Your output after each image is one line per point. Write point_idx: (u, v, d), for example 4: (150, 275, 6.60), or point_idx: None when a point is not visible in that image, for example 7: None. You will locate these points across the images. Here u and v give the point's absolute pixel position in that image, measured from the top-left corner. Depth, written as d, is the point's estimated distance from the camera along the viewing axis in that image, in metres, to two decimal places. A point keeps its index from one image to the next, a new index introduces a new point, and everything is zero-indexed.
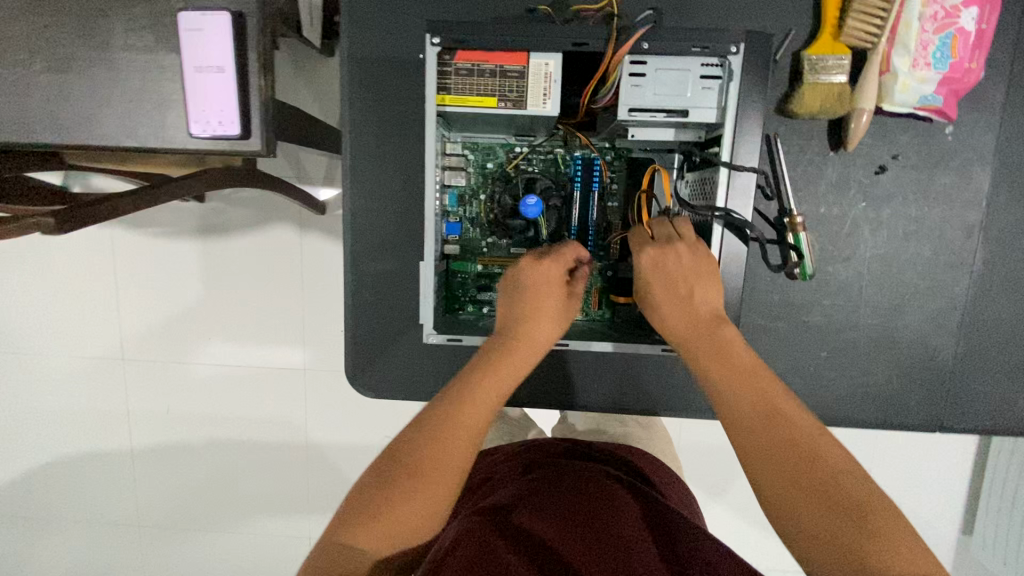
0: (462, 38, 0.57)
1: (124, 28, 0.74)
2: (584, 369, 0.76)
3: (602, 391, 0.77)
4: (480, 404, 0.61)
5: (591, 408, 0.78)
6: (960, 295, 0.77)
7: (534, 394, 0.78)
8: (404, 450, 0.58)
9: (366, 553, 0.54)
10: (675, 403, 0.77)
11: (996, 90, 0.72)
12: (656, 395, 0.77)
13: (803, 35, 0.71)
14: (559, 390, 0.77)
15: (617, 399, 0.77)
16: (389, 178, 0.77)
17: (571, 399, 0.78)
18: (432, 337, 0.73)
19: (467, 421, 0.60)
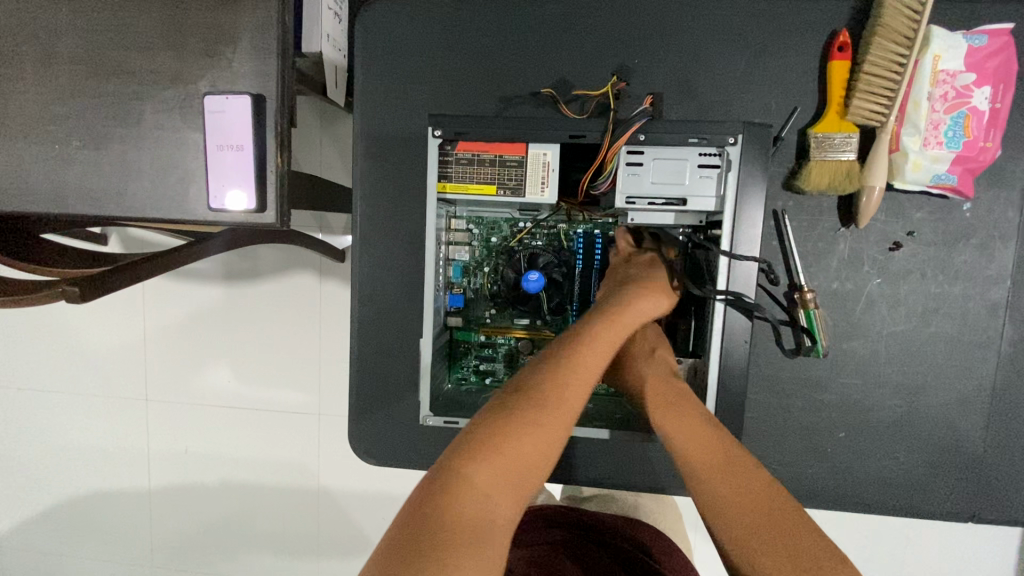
0: (462, 131, 0.59)
1: (155, 109, 0.79)
2: (591, 448, 0.75)
3: (607, 469, 0.75)
4: (592, 355, 0.63)
5: (595, 484, 0.76)
6: (986, 376, 0.73)
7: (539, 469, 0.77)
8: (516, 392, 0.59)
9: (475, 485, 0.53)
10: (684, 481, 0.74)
11: (1018, 166, 0.70)
12: (664, 473, 0.74)
13: (809, 111, 0.70)
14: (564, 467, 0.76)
15: (622, 476, 0.75)
16: (396, 249, 0.78)
17: (577, 474, 0.76)
18: (430, 420, 0.72)
19: (581, 368, 0.61)
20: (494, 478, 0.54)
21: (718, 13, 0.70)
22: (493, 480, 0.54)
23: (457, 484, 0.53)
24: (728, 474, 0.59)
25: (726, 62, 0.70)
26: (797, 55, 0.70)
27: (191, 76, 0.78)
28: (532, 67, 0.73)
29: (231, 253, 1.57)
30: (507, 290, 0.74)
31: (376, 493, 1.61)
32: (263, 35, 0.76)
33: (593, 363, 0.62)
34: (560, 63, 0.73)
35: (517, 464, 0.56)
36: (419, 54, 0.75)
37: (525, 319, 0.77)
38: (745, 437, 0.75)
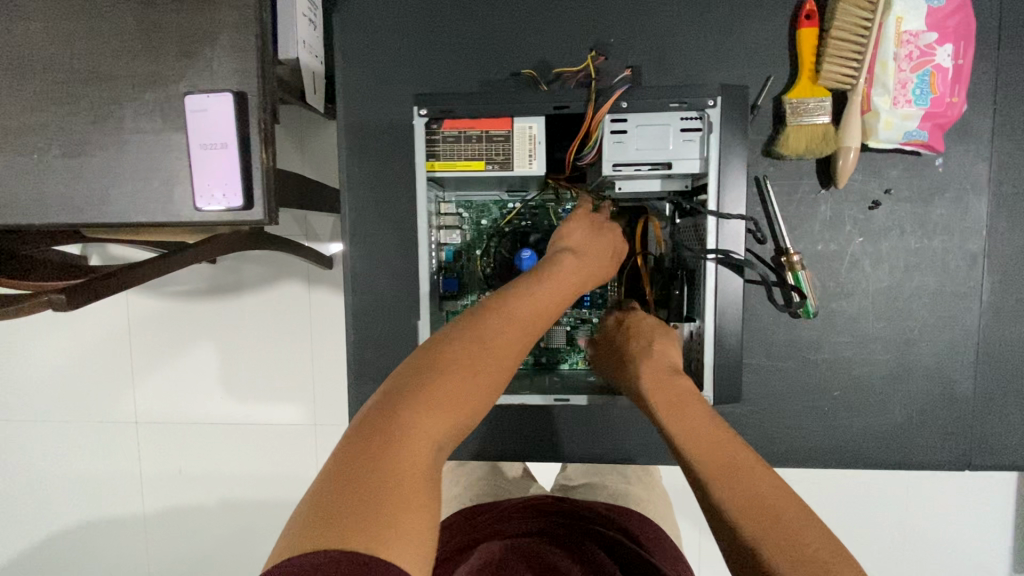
0: (448, 108, 0.59)
1: (135, 112, 0.78)
2: (568, 424, 0.81)
3: (584, 442, 0.81)
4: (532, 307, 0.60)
5: (575, 455, 0.81)
6: (971, 325, 0.75)
7: (520, 444, 0.82)
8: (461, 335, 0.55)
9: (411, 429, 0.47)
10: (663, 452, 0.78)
11: (984, 120, 0.72)
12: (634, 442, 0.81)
13: (782, 79, 0.73)
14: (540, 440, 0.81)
15: (598, 448, 0.81)
16: (386, 238, 0.78)
17: (561, 447, 0.81)
18: None
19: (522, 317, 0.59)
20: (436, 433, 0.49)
21: None
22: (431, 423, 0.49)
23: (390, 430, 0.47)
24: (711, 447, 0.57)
25: (699, 35, 0.72)
26: (767, 25, 0.72)
27: (170, 77, 0.77)
28: (512, 49, 0.74)
29: (215, 267, 1.55)
30: (501, 270, 0.74)
31: None
32: (242, 34, 0.76)
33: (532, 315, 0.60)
34: (539, 44, 0.74)
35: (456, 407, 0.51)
36: (397, 43, 0.76)
37: None
38: (743, 402, 0.77)
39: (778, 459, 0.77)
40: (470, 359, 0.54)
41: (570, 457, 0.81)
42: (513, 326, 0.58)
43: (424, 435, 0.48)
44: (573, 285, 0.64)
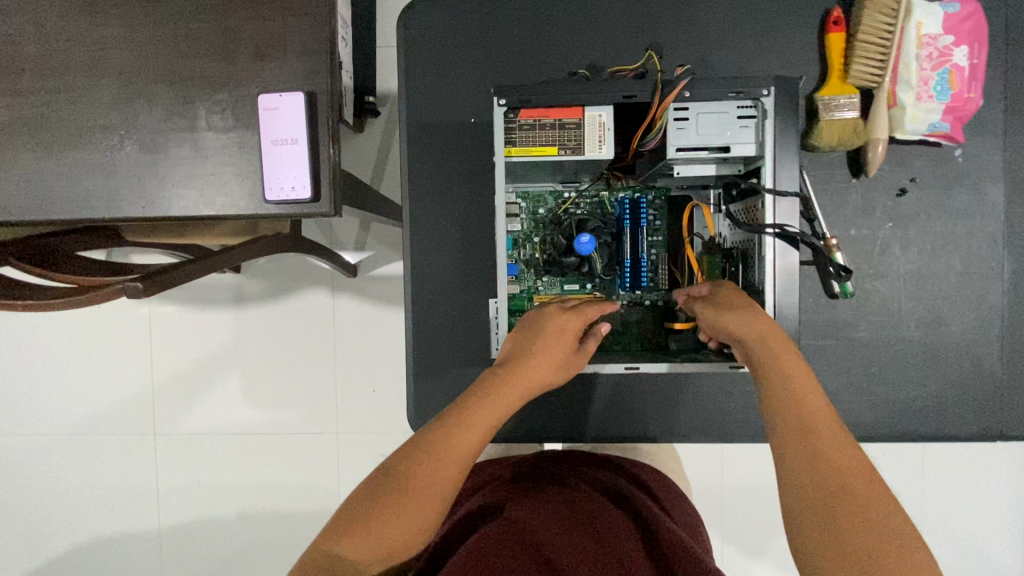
0: (527, 98, 0.65)
1: (208, 111, 0.82)
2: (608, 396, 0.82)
3: (621, 420, 0.82)
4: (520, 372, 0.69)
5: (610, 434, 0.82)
6: (995, 303, 0.81)
7: (558, 419, 0.83)
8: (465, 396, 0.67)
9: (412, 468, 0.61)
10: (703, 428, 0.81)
11: (996, 115, 0.80)
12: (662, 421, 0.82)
13: (814, 78, 0.80)
14: (601, 422, 0.82)
15: (641, 424, 0.82)
16: (447, 227, 0.82)
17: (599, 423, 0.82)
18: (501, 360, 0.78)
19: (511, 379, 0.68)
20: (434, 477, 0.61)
21: None
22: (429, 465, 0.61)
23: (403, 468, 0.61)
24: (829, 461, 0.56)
25: (738, 39, 0.79)
26: (800, 30, 0.79)
27: (244, 79, 0.82)
28: (565, 52, 0.80)
29: (241, 275, 1.57)
30: (559, 255, 0.77)
31: None
32: (313, 39, 0.81)
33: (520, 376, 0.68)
34: (591, 48, 0.80)
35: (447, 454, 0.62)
36: (458, 46, 0.81)
37: (577, 284, 0.80)
38: None
39: None
40: (471, 420, 0.64)
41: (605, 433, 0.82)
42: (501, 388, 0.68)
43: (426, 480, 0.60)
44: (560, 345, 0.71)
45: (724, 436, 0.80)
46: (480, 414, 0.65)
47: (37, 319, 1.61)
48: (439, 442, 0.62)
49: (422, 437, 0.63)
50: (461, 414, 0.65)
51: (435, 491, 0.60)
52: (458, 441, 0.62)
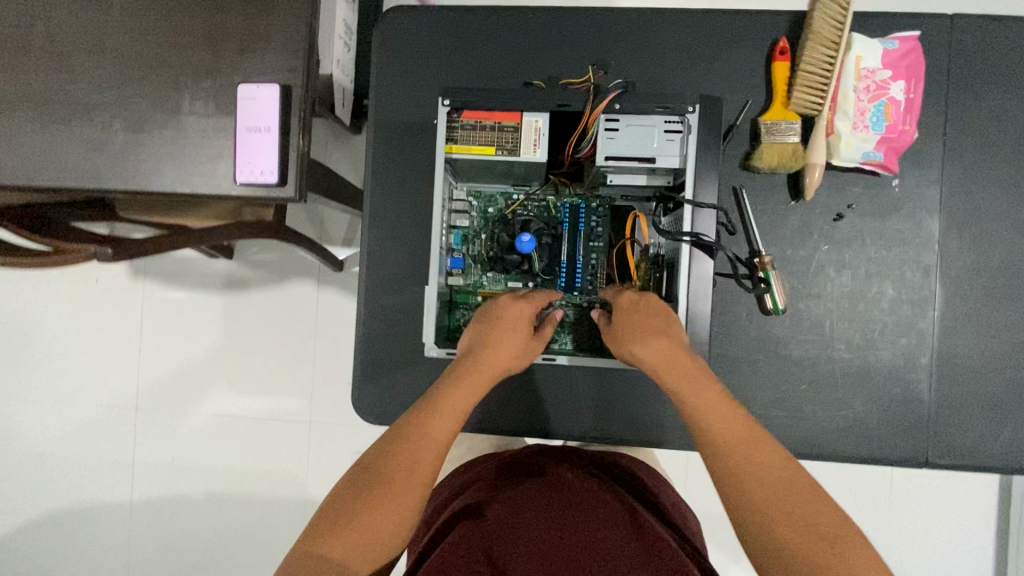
0: (468, 101, 0.71)
1: (192, 97, 0.89)
2: (540, 391, 0.84)
3: (553, 415, 0.84)
4: (486, 366, 0.69)
5: (540, 429, 0.85)
6: (925, 332, 0.83)
7: (494, 412, 0.85)
8: (428, 394, 0.67)
9: (380, 470, 0.61)
10: (631, 430, 0.84)
11: (934, 149, 0.83)
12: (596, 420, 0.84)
13: (759, 103, 0.83)
14: (530, 416, 0.84)
15: (573, 420, 0.84)
16: (402, 219, 0.87)
17: (531, 419, 0.85)
18: (433, 351, 0.77)
19: (477, 373, 0.69)
20: (402, 476, 0.61)
21: (680, 22, 0.83)
22: (396, 467, 0.61)
23: (370, 473, 0.61)
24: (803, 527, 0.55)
25: (687, 62, 0.83)
26: (747, 57, 0.83)
27: (228, 70, 0.89)
28: (525, 63, 0.85)
29: (232, 261, 1.63)
30: (501, 251, 0.80)
31: None
32: (294, 37, 0.88)
33: (487, 371, 0.69)
34: (549, 61, 0.85)
35: (417, 452, 0.62)
36: (426, 52, 0.87)
37: (518, 282, 0.84)
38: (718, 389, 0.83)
39: None
40: (440, 410, 0.65)
41: (536, 427, 0.85)
42: (469, 384, 0.68)
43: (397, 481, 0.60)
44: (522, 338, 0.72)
45: (645, 439, 0.84)
46: (448, 402, 0.66)
47: (37, 288, 1.69)
48: (402, 443, 0.62)
49: (385, 442, 0.63)
50: (430, 405, 0.66)
51: (415, 480, 0.61)
52: (431, 429, 0.64)
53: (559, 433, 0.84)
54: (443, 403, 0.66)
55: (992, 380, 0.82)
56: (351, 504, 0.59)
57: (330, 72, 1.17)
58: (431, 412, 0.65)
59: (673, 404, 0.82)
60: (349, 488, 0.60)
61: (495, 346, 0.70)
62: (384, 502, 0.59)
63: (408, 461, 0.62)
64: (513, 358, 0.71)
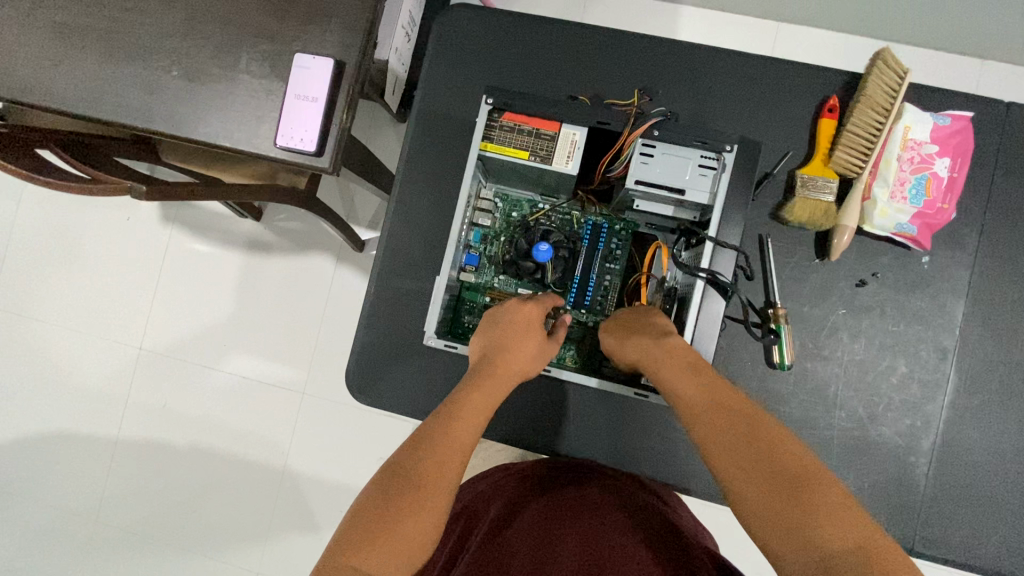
0: (510, 102, 0.72)
1: (250, 58, 0.92)
2: (530, 403, 0.84)
3: (539, 429, 0.84)
4: (505, 373, 0.69)
5: (522, 439, 0.85)
6: (931, 416, 0.80)
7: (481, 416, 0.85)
8: (449, 400, 0.67)
9: (408, 477, 0.60)
10: (615, 455, 0.83)
11: (971, 232, 0.81)
12: (583, 441, 0.84)
13: (799, 156, 0.83)
14: (516, 425, 0.85)
15: (558, 437, 0.84)
16: (427, 208, 0.88)
17: (516, 428, 0.85)
18: (431, 341, 0.77)
19: (497, 380, 0.68)
20: (431, 480, 0.60)
21: (733, 65, 0.84)
22: (424, 472, 0.60)
23: (398, 480, 0.60)
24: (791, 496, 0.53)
25: (733, 104, 0.83)
26: (794, 109, 0.83)
27: (288, 38, 0.91)
28: (575, 79, 0.86)
29: (258, 224, 1.66)
30: (517, 256, 0.80)
31: (342, 484, 1.60)
32: (357, 17, 0.90)
33: (506, 377, 0.69)
34: (598, 80, 0.86)
35: (444, 456, 0.62)
36: (480, 51, 0.89)
37: (528, 290, 0.84)
38: None
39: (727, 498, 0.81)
40: (463, 416, 0.65)
41: (519, 437, 0.85)
42: (490, 390, 0.68)
43: (428, 484, 0.60)
44: (538, 347, 0.71)
45: (628, 468, 0.83)
46: (471, 407, 0.66)
47: (71, 216, 1.75)
48: (427, 449, 0.62)
49: (414, 447, 0.62)
50: (453, 410, 0.65)
51: (445, 482, 0.61)
52: (457, 435, 0.64)
53: (541, 447, 0.84)
54: (466, 408, 0.66)
55: (994, 477, 0.79)
56: (380, 513, 0.57)
57: (386, 59, 1.18)
58: (454, 417, 0.65)
59: (659, 437, 0.83)
60: (377, 496, 0.58)
61: (514, 353, 0.70)
62: (416, 508, 0.58)
63: (435, 465, 0.61)
64: (529, 365, 0.71)
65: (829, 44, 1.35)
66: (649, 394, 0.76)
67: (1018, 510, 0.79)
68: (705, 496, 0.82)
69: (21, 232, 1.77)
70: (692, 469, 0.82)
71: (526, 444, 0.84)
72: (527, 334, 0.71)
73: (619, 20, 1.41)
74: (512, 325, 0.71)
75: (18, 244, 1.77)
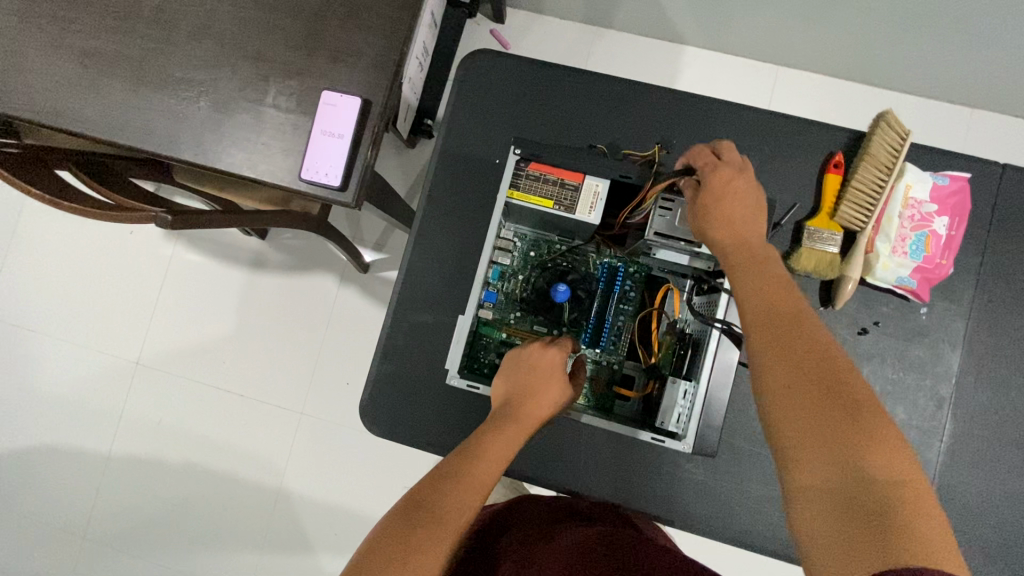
0: (537, 154, 0.77)
1: (277, 91, 0.95)
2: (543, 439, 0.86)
3: (550, 466, 0.86)
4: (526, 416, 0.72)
5: (533, 476, 0.86)
6: (928, 461, 0.83)
7: None
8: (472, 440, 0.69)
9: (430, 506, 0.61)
10: (624, 493, 0.85)
11: (966, 286, 0.85)
12: (593, 478, 0.85)
13: (805, 208, 0.87)
14: (528, 460, 0.86)
15: (569, 474, 0.85)
16: (446, 244, 0.90)
17: (528, 464, 0.86)
18: (453, 380, 0.80)
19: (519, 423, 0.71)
20: (451, 513, 0.61)
21: (745, 119, 0.88)
22: (446, 505, 0.62)
23: (421, 506, 0.61)
24: (844, 426, 0.50)
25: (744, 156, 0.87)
26: (802, 163, 0.87)
27: (316, 74, 0.94)
28: (593, 127, 0.90)
29: (264, 241, 1.67)
30: (536, 297, 0.84)
31: (337, 505, 1.59)
32: (384, 57, 0.93)
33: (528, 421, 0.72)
34: (616, 128, 0.89)
35: (464, 492, 0.64)
36: (502, 95, 0.92)
37: (544, 328, 0.86)
38: (715, 473, 0.84)
39: (732, 538, 0.83)
40: (485, 455, 0.67)
41: (531, 473, 0.86)
42: (512, 433, 0.71)
43: (448, 516, 0.61)
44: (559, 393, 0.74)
45: (637, 506, 0.84)
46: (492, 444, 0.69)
47: (74, 228, 1.74)
48: (450, 483, 0.64)
49: (436, 479, 0.64)
50: (475, 450, 0.68)
51: (465, 515, 0.62)
52: (478, 473, 0.66)
53: (551, 483, 0.86)
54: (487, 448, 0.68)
55: (989, 523, 0.82)
56: (403, 536, 0.58)
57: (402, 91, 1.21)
58: (476, 454, 0.67)
59: (668, 476, 0.84)
60: (401, 520, 0.60)
61: (536, 397, 0.73)
62: (436, 536, 0.59)
63: (456, 499, 0.63)
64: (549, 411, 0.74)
65: (826, 89, 1.41)
66: (663, 438, 0.77)
67: (1012, 554, 0.81)
68: (712, 535, 0.84)
69: (22, 242, 1.76)
70: (699, 509, 0.84)
71: (537, 480, 0.86)
72: (549, 378, 0.74)
73: (627, 58, 1.46)
74: (534, 370, 0.74)
75: (18, 254, 1.75)
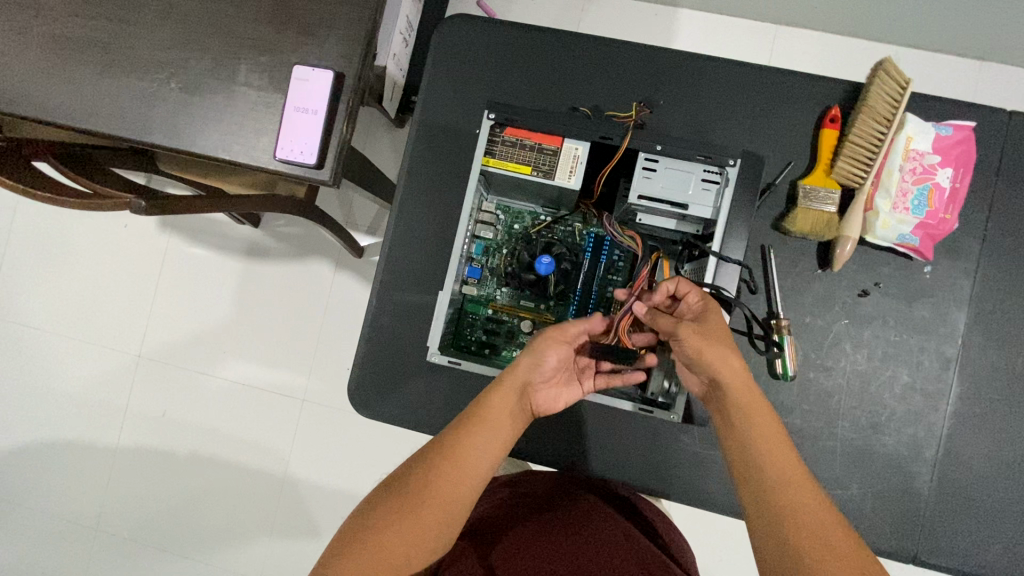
0: (512, 118, 0.74)
1: (248, 69, 0.92)
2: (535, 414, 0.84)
3: (542, 442, 0.84)
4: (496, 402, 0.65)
5: (526, 451, 0.84)
6: (935, 425, 0.80)
7: None
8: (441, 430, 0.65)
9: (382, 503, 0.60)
10: (617, 468, 0.83)
11: (973, 241, 0.81)
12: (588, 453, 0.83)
13: (801, 166, 0.82)
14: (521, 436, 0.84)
15: (561, 449, 0.84)
16: (428, 219, 0.88)
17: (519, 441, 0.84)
18: (435, 357, 0.78)
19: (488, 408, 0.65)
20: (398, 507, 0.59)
21: (735, 75, 0.83)
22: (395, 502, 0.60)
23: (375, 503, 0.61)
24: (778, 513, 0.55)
25: (735, 114, 0.83)
26: (796, 119, 0.83)
27: (287, 49, 0.91)
28: (576, 89, 0.86)
29: (257, 229, 1.65)
30: (519, 269, 0.81)
31: (343, 490, 1.60)
32: (356, 29, 0.90)
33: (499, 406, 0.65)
34: (600, 91, 0.85)
35: (419, 486, 0.60)
36: (481, 62, 0.88)
37: (531, 302, 0.84)
38: (711, 444, 0.82)
39: (731, 509, 0.81)
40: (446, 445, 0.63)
41: (522, 449, 0.85)
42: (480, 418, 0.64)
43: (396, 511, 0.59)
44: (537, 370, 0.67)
45: (631, 481, 0.83)
46: (450, 455, 0.62)
47: (67, 224, 1.74)
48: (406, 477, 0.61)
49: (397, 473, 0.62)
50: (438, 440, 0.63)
51: (418, 512, 0.59)
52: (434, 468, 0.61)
53: (543, 459, 0.84)
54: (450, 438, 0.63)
55: (999, 487, 0.79)
56: (355, 534, 0.58)
57: (383, 66, 1.17)
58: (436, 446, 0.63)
59: (663, 449, 0.82)
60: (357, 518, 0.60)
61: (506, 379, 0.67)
62: (386, 534, 0.58)
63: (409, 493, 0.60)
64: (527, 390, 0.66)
65: (827, 47, 1.35)
66: (654, 409, 0.76)
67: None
68: (710, 507, 0.82)
69: (18, 240, 1.76)
70: (695, 480, 0.82)
71: (529, 455, 0.84)
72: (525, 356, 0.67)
73: (618, 24, 1.40)
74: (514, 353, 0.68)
75: (14, 253, 1.76)
